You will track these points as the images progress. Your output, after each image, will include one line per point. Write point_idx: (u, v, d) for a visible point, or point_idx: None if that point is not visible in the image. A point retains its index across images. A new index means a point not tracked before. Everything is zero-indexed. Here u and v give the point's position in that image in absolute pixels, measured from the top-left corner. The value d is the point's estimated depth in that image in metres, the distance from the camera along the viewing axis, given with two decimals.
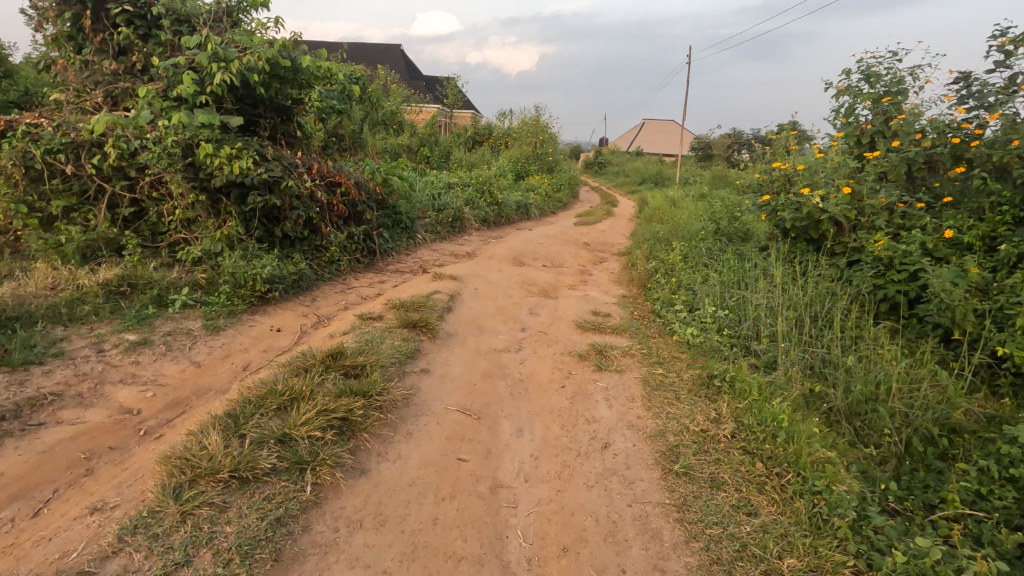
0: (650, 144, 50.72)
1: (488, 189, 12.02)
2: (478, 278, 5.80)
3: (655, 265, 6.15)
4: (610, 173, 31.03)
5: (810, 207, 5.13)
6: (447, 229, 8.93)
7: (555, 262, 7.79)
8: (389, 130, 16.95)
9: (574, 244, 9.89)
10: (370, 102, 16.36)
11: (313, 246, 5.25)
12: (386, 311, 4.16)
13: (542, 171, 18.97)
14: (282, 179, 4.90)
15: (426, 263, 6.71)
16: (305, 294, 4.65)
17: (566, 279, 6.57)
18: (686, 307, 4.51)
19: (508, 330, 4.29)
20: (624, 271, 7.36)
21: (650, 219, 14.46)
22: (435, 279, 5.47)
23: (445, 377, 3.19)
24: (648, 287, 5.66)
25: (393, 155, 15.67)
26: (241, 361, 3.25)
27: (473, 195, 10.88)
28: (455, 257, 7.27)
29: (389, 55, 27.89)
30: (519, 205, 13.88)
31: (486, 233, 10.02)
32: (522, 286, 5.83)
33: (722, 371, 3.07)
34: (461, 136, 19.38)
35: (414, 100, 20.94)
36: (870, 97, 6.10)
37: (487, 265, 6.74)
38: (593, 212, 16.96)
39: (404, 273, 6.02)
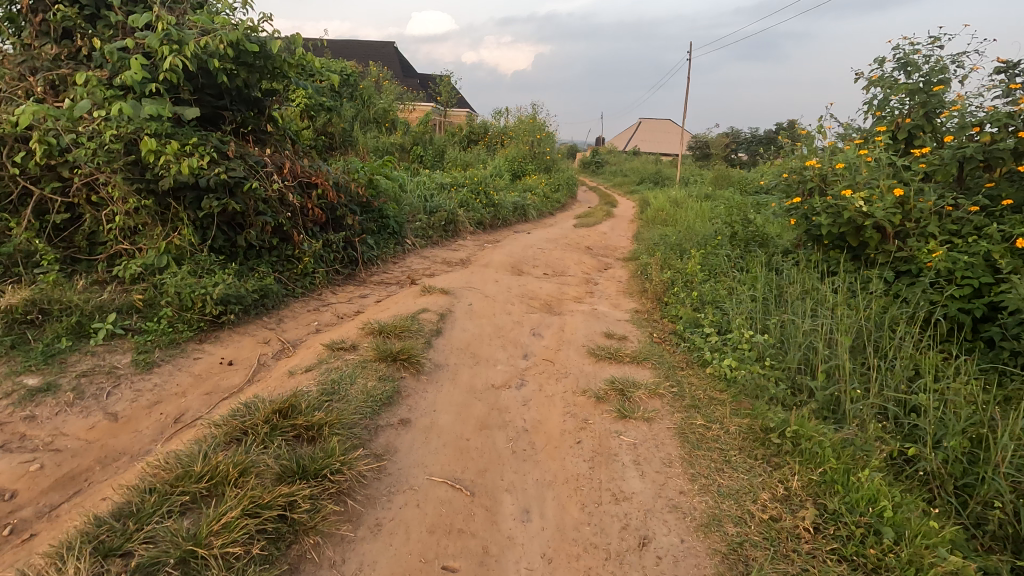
0: (647, 143, 50.18)
1: (484, 190, 11.36)
2: (472, 291, 5.14)
3: (670, 276, 5.51)
4: (608, 172, 30.42)
5: (852, 211, 4.47)
6: (440, 233, 8.27)
7: (557, 270, 7.14)
8: (381, 128, 16.24)
9: (576, 248, 9.25)
10: (360, 99, 15.67)
11: (283, 257, 4.58)
12: (362, 337, 3.50)
13: (539, 171, 18.33)
14: (245, 180, 4.25)
15: (417, 272, 6.06)
16: (270, 315, 3.98)
17: (571, 291, 5.92)
18: (714, 329, 3.88)
19: (507, 358, 3.63)
20: (633, 280, 6.72)
21: (653, 221, 13.84)
22: (424, 293, 4.81)
23: (430, 429, 2.53)
24: (665, 303, 5.01)
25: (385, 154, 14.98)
26: (172, 411, 2.58)
27: (467, 196, 10.22)
28: (448, 265, 6.62)
29: (382, 52, 27.19)
30: (517, 207, 13.23)
31: (482, 237, 9.37)
32: (522, 300, 5.18)
33: (780, 424, 2.43)
34: (456, 135, 18.71)
35: (407, 97, 20.25)
36: (908, 88, 5.49)
37: (483, 275, 6.08)
38: (593, 213, 16.33)
39: (389, 286, 5.36)
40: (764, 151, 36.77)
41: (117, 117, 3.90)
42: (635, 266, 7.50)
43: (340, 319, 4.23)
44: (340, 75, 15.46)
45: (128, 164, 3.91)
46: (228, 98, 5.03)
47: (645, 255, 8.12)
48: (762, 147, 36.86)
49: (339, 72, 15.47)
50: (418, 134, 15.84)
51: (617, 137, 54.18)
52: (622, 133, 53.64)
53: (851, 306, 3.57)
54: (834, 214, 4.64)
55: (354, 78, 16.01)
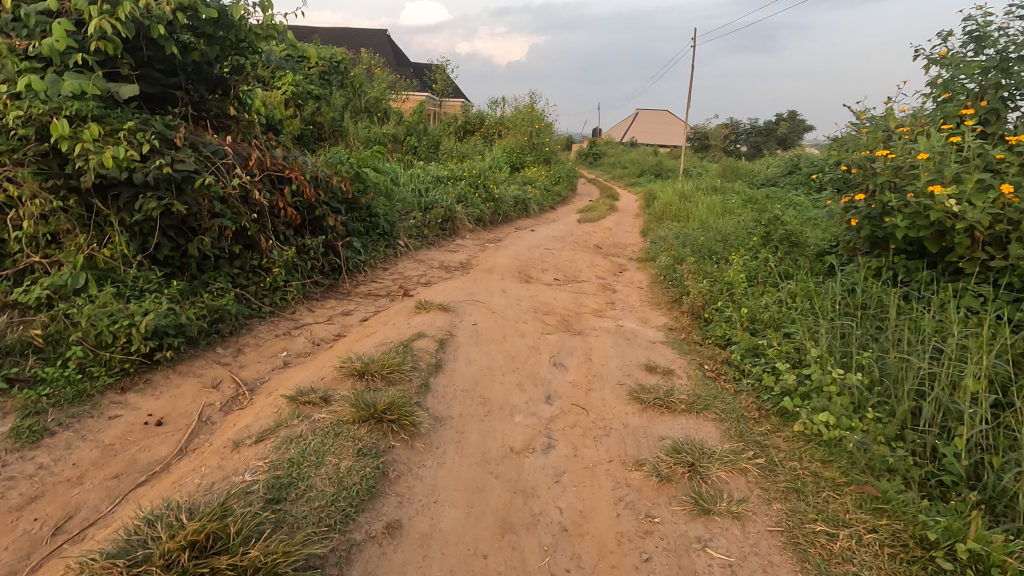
0: (645, 134, 49.33)
1: (483, 184, 10.52)
2: (476, 305, 4.36)
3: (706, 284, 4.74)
4: (608, 164, 29.58)
5: (939, 213, 3.62)
6: (436, 232, 7.44)
7: (569, 275, 6.33)
8: (373, 118, 15.32)
9: (585, 247, 8.44)
10: (350, 88, 14.82)
11: (247, 268, 3.78)
12: (340, 378, 2.71)
13: (539, 163, 17.52)
14: (197, 175, 3.43)
15: (410, 281, 5.25)
16: (226, 346, 3.18)
17: (590, 301, 5.12)
18: (783, 361, 3.10)
19: (527, 403, 2.85)
20: (655, 287, 5.93)
21: (660, 216, 13.05)
22: (419, 309, 4.00)
23: (429, 542, 1.78)
24: (705, 319, 4.23)
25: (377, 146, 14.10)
26: (53, 515, 1.80)
27: (465, 190, 9.41)
28: (446, 271, 5.80)
29: (374, 40, 26.23)
30: (517, 201, 12.39)
31: (482, 235, 8.58)
32: (535, 315, 4.40)
33: (943, 534, 1.71)
34: (451, 125, 17.82)
35: (400, 86, 19.33)
36: (982, 65, 4.71)
37: (487, 283, 5.28)
38: (596, 207, 15.50)
39: (378, 299, 4.55)
40: (765, 142, 35.99)
41: (28, 95, 3.07)
42: (654, 270, 6.71)
43: (317, 347, 3.42)
44: (328, 61, 14.54)
45: (42, 154, 3.10)
46: (184, 76, 4.19)
47: (663, 256, 7.33)
48: (763, 138, 36.06)
49: (327, 58, 14.55)
50: (412, 124, 14.93)
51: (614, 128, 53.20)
52: (619, 123, 52.68)
53: (965, 335, 2.80)
54: (912, 216, 3.84)
55: (344, 65, 15.08)
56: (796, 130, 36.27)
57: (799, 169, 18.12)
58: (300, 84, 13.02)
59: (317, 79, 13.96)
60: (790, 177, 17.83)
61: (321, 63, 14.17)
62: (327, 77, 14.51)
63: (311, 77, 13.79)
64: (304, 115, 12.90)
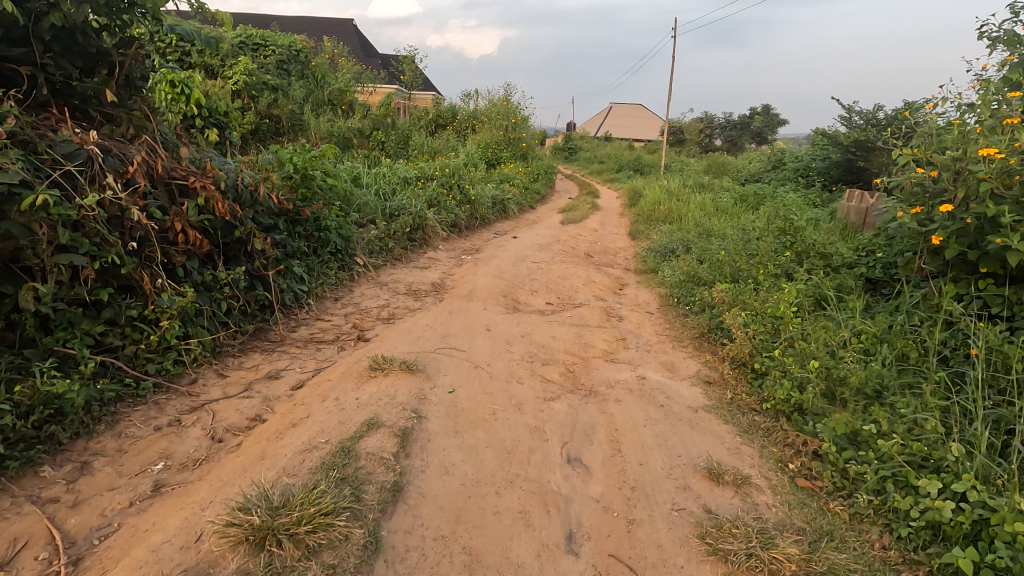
0: (620, 128, 48.67)
1: (457, 185, 9.40)
2: (454, 356, 3.27)
3: (746, 316, 3.76)
4: (584, 158, 28.67)
5: None
6: (403, 245, 6.30)
7: (563, 299, 5.28)
8: (336, 111, 14.00)
9: (575, 258, 7.39)
10: (310, 78, 13.54)
11: (121, 322, 2.61)
12: (224, 545, 1.62)
13: (516, 158, 16.45)
14: (24, 191, 2.26)
15: (366, 316, 4.11)
16: (61, 464, 2.04)
17: (596, 339, 4.06)
18: (909, 461, 2.13)
19: (539, 558, 1.80)
20: (669, 313, 4.91)
21: (649, 217, 12.11)
22: (375, 371, 2.90)
23: None
24: (755, 370, 3.24)
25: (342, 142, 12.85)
26: None
27: (439, 192, 8.29)
28: (414, 298, 4.68)
29: (339, 29, 24.78)
30: (494, 202, 11.28)
31: (458, 244, 7.49)
32: (532, 367, 3.34)
33: None
34: (422, 119, 16.57)
35: (366, 77, 17.95)
36: None
37: (465, 316, 4.18)
38: (578, 206, 14.49)
39: (321, 349, 3.41)
40: (741, 136, 35.58)
41: None
42: (661, 288, 5.71)
43: (216, 446, 2.30)
44: (286, 49, 13.17)
45: None
46: (38, 46, 2.97)
47: (669, 271, 6.33)
48: (739, 132, 35.71)
49: (285, 46, 13.17)
50: (379, 117, 13.62)
51: (588, 122, 52.39)
52: (594, 117, 51.87)
53: None
54: None
55: (304, 53, 13.71)
56: (772, 125, 35.99)
57: (783, 164, 17.50)
58: (253, 74, 11.67)
59: (274, 68, 12.60)
60: (777, 172, 17.13)
61: (277, 50, 12.79)
62: (285, 66, 13.13)
63: (265, 66, 12.41)
64: (258, 108, 11.55)
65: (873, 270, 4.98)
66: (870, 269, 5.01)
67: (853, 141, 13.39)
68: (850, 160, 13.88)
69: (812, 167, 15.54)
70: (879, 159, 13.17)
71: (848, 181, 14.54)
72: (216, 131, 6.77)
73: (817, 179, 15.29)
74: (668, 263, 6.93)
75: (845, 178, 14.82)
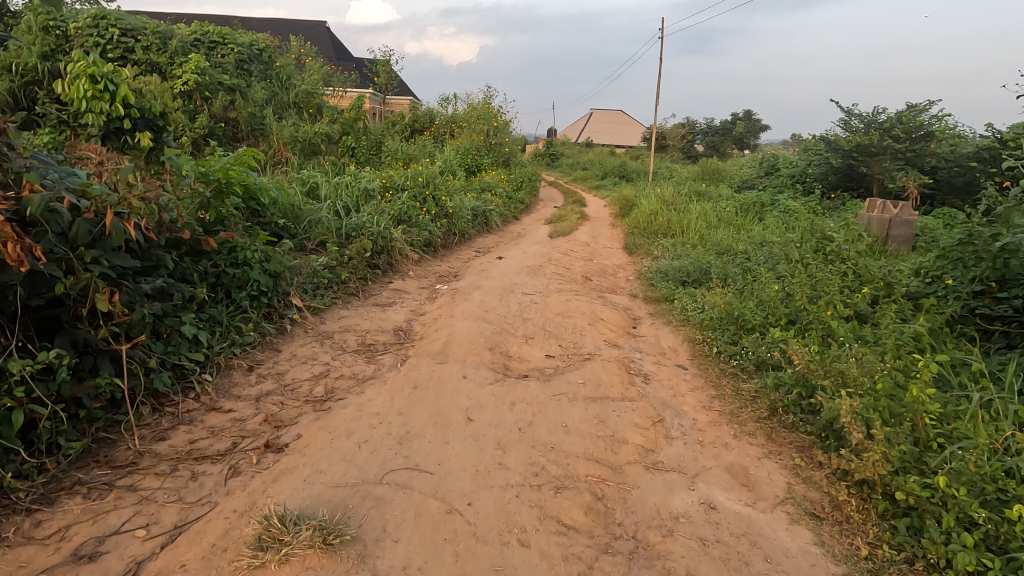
0: (602, 134, 47.81)
1: (433, 196, 8.14)
2: (414, 491, 2.02)
3: (845, 386, 2.59)
4: (568, 165, 27.58)
5: None
6: (360, 276, 5.00)
7: (567, 350, 4.04)
8: (304, 115, 12.29)
9: (573, 285, 6.19)
10: (275, 80, 12.19)
11: None
12: None
13: (498, 165, 15.25)
14: None
15: (291, 395, 2.82)
16: None
17: (626, 423, 2.83)
18: None
19: None
20: (707, 370, 3.74)
21: (645, 229, 10.97)
22: (266, 550, 1.64)
23: None
24: (895, 499, 2.06)
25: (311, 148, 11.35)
26: None
27: (412, 205, 7.04)
28: (367, 358, 3.41)
29: (313, 32, 23.49)
30: (475, 214, 10.04)
31: (434, 269, 6.25)
32: (540, 498, 2.11)
33: None
34: (396, 123, 15.31)
35: (337, 80, 16.60)
36: None
37: (437, 391, 2.93)
38: (565, 216, 13.31)
39: (198, 473, 2.13)
40: (724, 142, 34.88)
41: None
42: (688, 329, 4.53)
43: None
44: (247, 48, 11.77)
45: None
46: None
47: (690, 305, 5.15)
48: (720, 138, 34.95)
49: (245, 44, 11.79)
50: (350, 121, 12.25)
51: (570, 128, 51.53)
52: (576, 123, 51.04)
53: None
54: None
55: (268, 52, 12.31)
56: (755, 130, 35.15)
57: (778, 170, 16.56)
58: (205, 73, 10.28)
59: (233, 68, 11.23)
60: (772, 178, 16.16)
61: (237, 48, 11.41)
62: (245, 65, 11.73)
63: (221, 65, 11.01)
64: (211, 111, 10.17)
65: (954, 309, 3.84)
66: (950, 307, 3.87)
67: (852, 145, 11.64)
68: (852, 165, 11.92)
69: (810, 173, 14.60)
70: (881, 164, 11.54)
71: (850, 188, 13.61)
72: (144, 135, 5.47)
73: (817, 185, 14.32)
74: (685, 294, 5.75)
75: (845, 185, 14.02)
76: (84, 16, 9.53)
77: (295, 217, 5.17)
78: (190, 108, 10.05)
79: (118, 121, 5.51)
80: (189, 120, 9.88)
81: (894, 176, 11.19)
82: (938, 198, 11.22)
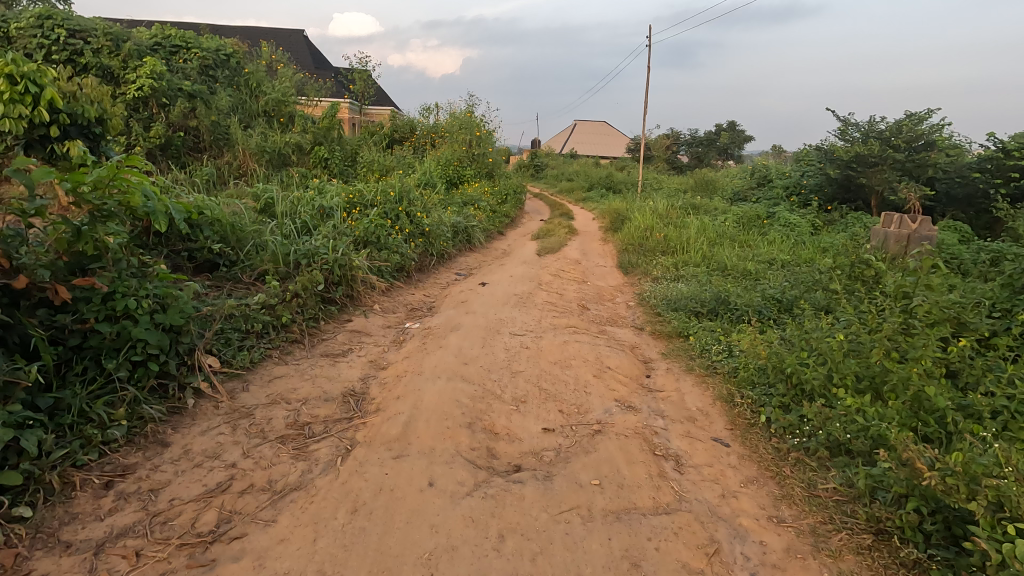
0: (585, 145, 47.31)
1: (407, 213, 7.18)
2: None
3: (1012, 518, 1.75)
4: (552, 176, 26.81)
5: None
6: (308, 316, 4.01)
7: (570, 419, 3.11)
8: (274, 124, 11.04)
9: (568, 317, 5.26)
10: (245, 86, 11.14)
11: None
12: None
13: (481, 176, 14.36)
14: None
15: (161, 534, 1.85)
16: None
17: (668, 564, 1.92)
18: None
19: None
20: (759, 448, 2.84)
21: (641, 246, 10.13)
22: None
23: None
24: None
25: (280, 160, 10.13)
26: None
27: (381, 224, 6.07)
28: (295, 450, 2.44)
29: (291, 41, 22.54)
30: (455, 230, 9.10)
31: (405, 301, 5.29)
32: None
33: None
34: (372, 134, 14.35)
35: (312, 87, 15.53)
36: None
37: (388, 518, 1.98)
38: (553, 231, 12.41)
39: None
40: (708, 153, 34.39)
41: None
42: (718, 385, 3.63)
43: None
44: (213, 53, 10.66)
45: None
46: None
47: (713, 353, 4.24)
48: (704, 149, 34.47)
49: (211, 49, 10.70)
50: (322, 131, 10.87)
51: (554, 139, 50.96)
52: (559, 134, 50.54)
53: None
54: None
55: (236, 58, 11.23)
56: (738, 140, 34.46)
57: (771, 181, 15.90)
58: (163, 78, 9.14)
59: (196, 74, 10.14)
60: (765, 190, 15.47)
61: (201, 53, 10.31)
62: (209, 71, 10.61)
63: (182, 70, 9.93)
64: (168, 118, 8.99)
65: None
66: None
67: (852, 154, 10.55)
68: (850, 177, 10.90)
69: (805, 184, 13.86)
70: (880, 175, 10.42)
71: (846, 200, 12.95)
72: (75, 144, 4.38)
73: (812, 198, 13.63)
74: (700, 334, 4.85)
75: (842, 196, 13.39)
76: (27, 15, 8.48)
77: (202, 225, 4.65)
78: (143, 116, 8.80)
79: (43, 128, 4.48)
80: (143, 129, 8.72)
81: (894, 187, 10.13)
82: (937, 211, 10.20)
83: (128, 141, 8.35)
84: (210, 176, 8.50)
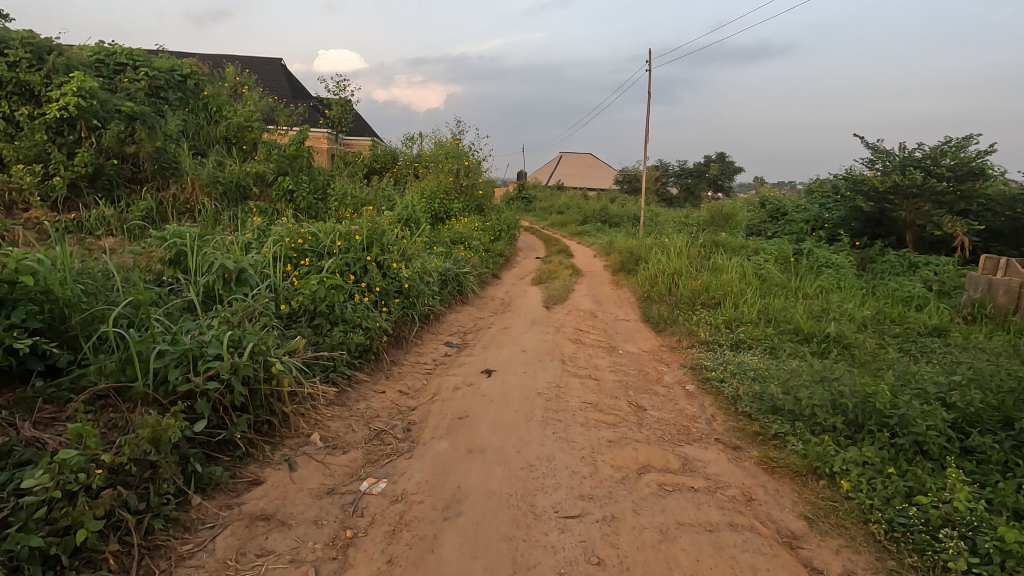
0: (572, 177, 46.06)
1: (379, 264, 5.18)
2: None
3: None
4: (543, 209, 25.07)
5: None
6: (160, 501, 2.00)
7: None
8: (234, 150, 8.84)
9: (627, 438, 3.30)
10: (206, 110, 8.96)
11: None
12: None
13: (470, 210, 12.47)
14: None
15: None
16: None
17: None
18: None
19: None
20: None
21: (671, 296, 8.24)
22: None
23: None
24: None
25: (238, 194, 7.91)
26: None
27: (336, 287, 4.06)
28: None
29: (265, 68, 20.73)
30: (442, 279, 7.12)
31: (365, 413, 3.28)
32: None
33: None
34: (348, 164, 12.45)
35: (283, 114, 13.59)
36: None
37: None
38: (556, 272, 10.48)
39: None
40: (699, 184, 32.80)
41: None
42: None
43: None
44: (166, 73, 8.54)
45: None
46: None
47: (952, 560, 2.26)
48: (694, 180, 32.95)
49: (163, 69, 8.56)
50: (288, 157, 8.59)
51: (540, 171, 49.68)
52: (546, 166, 49.35)
53: None
54: None
55: (195, 79, 9.08)
56: (728, 172, 33.04)
57: (786, 212, 14.21)
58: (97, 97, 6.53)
59: (144, 96, 7.97)
60: (779, 224, 13.80)
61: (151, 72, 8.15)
62: (160, 93, 8.46)
63: (126, 90, 7.74)
64: (101, 143, 6.43)
65: None
66: None
67: (888, 181, 8.45)
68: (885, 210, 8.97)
69: (828, 217, 12.15)
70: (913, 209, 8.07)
71: (879, 235, 11.24)
72: None
73: (839, 232, 11.88)
74: (863, 480, 2.85)
75: (874, 230, 11.72)
76: None
77: (13, 304, 2.63)
78: (69, 142, 6.21)
79: None
80: (65, 158, 6.15)
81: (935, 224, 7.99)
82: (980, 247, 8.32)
83: (42, 170, 5.93)
84: (146, 213, 6.33)
